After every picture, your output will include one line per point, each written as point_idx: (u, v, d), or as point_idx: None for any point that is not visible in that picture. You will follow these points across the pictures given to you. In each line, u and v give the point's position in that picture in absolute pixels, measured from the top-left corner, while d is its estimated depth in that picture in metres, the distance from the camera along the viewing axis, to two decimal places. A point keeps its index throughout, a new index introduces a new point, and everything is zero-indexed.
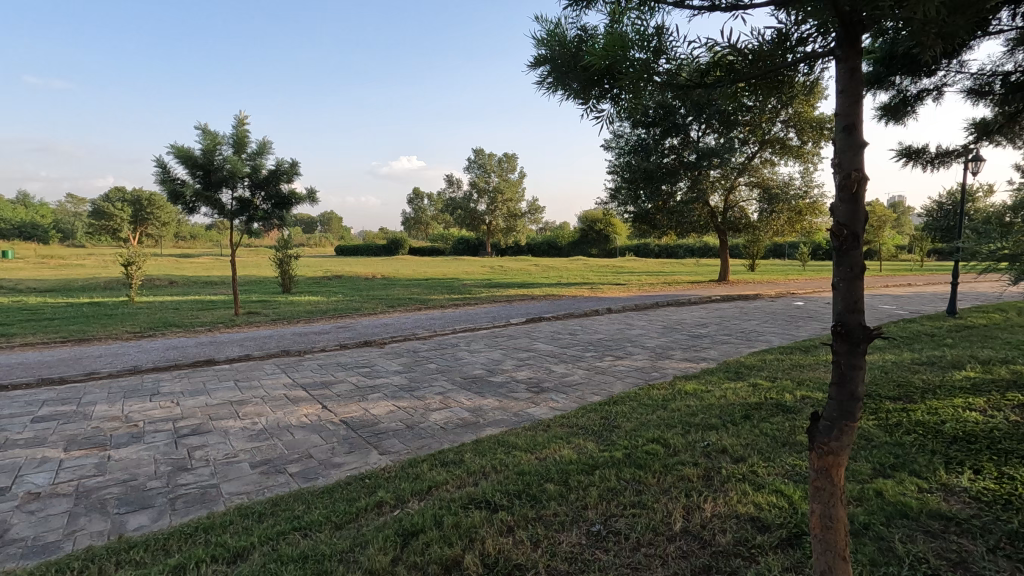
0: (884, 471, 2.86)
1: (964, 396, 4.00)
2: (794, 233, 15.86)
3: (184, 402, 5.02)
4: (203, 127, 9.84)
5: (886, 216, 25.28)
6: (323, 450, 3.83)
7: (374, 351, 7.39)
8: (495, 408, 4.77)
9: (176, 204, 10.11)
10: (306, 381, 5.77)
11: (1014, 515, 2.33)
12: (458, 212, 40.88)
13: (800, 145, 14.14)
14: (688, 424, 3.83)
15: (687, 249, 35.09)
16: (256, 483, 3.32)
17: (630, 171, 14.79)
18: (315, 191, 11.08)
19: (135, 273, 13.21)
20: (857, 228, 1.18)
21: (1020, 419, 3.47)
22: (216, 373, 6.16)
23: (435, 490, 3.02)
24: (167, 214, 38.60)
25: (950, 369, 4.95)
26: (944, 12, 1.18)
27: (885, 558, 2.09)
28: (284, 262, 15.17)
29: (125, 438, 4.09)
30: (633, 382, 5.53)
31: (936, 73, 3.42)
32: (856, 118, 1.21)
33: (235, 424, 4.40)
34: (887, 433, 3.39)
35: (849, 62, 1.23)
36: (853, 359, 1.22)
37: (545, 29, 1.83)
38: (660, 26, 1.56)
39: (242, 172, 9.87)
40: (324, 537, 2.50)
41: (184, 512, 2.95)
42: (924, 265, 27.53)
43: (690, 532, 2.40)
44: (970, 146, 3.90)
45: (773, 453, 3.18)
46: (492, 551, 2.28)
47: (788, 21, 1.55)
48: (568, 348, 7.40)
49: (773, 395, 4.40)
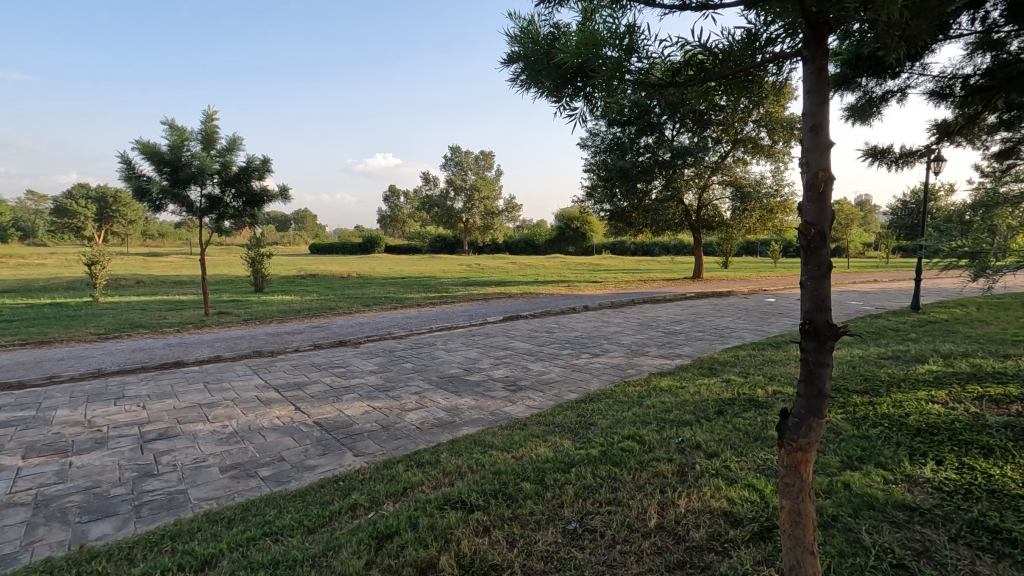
0: (851, 464, 2.93)
1: (926, 389, 4.13)
2: (766, 231, 16.19)
3: (151, 406, 4.88)
4: (170, 122, 9.63)
5: (853, 215, 26.02)
6: (296, 452, 3.77)
7: (349, 351, 7.30)
8: (472, 407, 4.75)
9: (142, 201, 9.82)
10: (279, 382, 5.67)
11: (974, 505, 2.41)
12: (435, 210, 40.67)
13: (771, 144, 14.42)
14: (664, 420, 3.87)
15: (661, 245, 35.51)
16: (225, 488, 3.24)
17: (606, 170, 14.94)
18: (288, 188, 10.88)
19: (99, 273, 12.76)
20: (824, 226, 1.20)
21: (979, 411, 3.58)
22: (185, 376, 6.00)
23: (410, 491, 2.99)
24: (133, 211, 37.49)
25: (914, 363, 5.09)
26: (905, 16, 1.21)
27: (853, 549, 2.14)
28: (256, 261, 14.84)
29: (88, 443, 3.96)
30: (608, 379, 5.57)
31: (900, 75, 3.49)
32: (822, 119, 1.22)
33: (204, 427, 4.29)
34: (854, 426, 3.47)
35: (815, 62, 1.24)
36: (820, 356, 1.23)
37: (518, 25, 1.81)
38: (632, 24, 1.55)
39: (212, 168, 9.63)
40: (296, 542, 2.45)
41: (150, 519, 2.87)
42: (889, 262, 28.42)
43: (664, 528, 2.42)
44: (933, 147, 4.02)
45: (745, 448, 3.23)
46: (468, 552, 2.26)
47: (758, 21, 1.57)
48: (545, 346, 7.43)
49: (746, 391, 4.47)
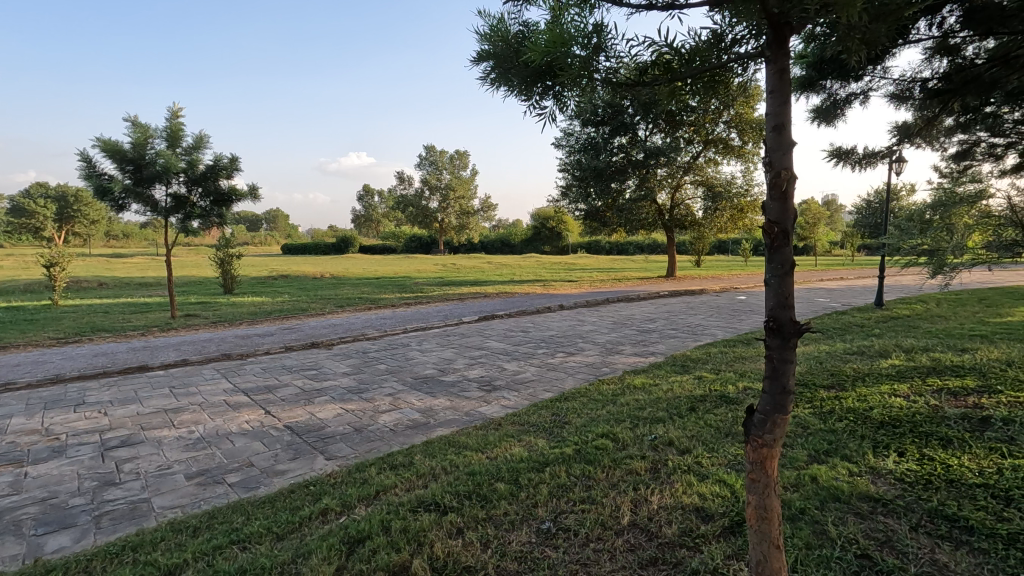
0: (818, 457, 3.00)
1: (888, 383, 4.26)
2: (737, 230, 16.50)
3: (113, 412, 4.71)
4: (133, 118, 9.35)
5: (820, 214, 26.70)
6: (265, 457, 3.68)
7: (321, 353, 7.18)
8: (446, 408, 4.72)
9: (103, 201, 9.48)
10: (248, 385, 5.54)
11: (934, 494, 2.49)
12: (410, 210, 40.31)
13: (741, 145, 14.71)
14: (637, 418, 3.91)
15: (636, 245, 36.03)
16: (191, 495, 3.15)
17: (580, 170, 15.06)
18: (257, 187, 10.65)
19: (59, 275, 12.28)
20: (787, 225, 1.21)
21: (938, 403, 3.71)
22: (149, 380, 5.81)
23: (383, 494, 2.94)
24: (95, 211, 36.26)
25: (877, 358, 5.25)
26: (866, 19, 1.23)
27: (819, 540, 2.19)
28: (225, 261, 14.48)
29: (45, 452, 3.80)
30: (583, 378, 5.59)
31: (863, 78, 3.58)
32: (785, 118, 1.24)
33: (169, 433, 4.16)
34: (822, 420, 3.56)
35: (778, 63, 1.26)
36: (783, 353, 1.25)
37: (487, 23, 1.78)
38: (600, 23, 1.55)
39: (177, 167, 9.36)
40: (264, 549, 2.39)
41: (110, 530, 2.76)
42: (854, 259, 29.24)
43: (637, 526, 2.44)
44: (894, 148, 4.13)
45: (716, 443, 3.28)
46: (441, 555, 2.24)
47: (723, 22, 1.58)
48: (520, 345, 7.43)
49: (717, 387, 4.56)
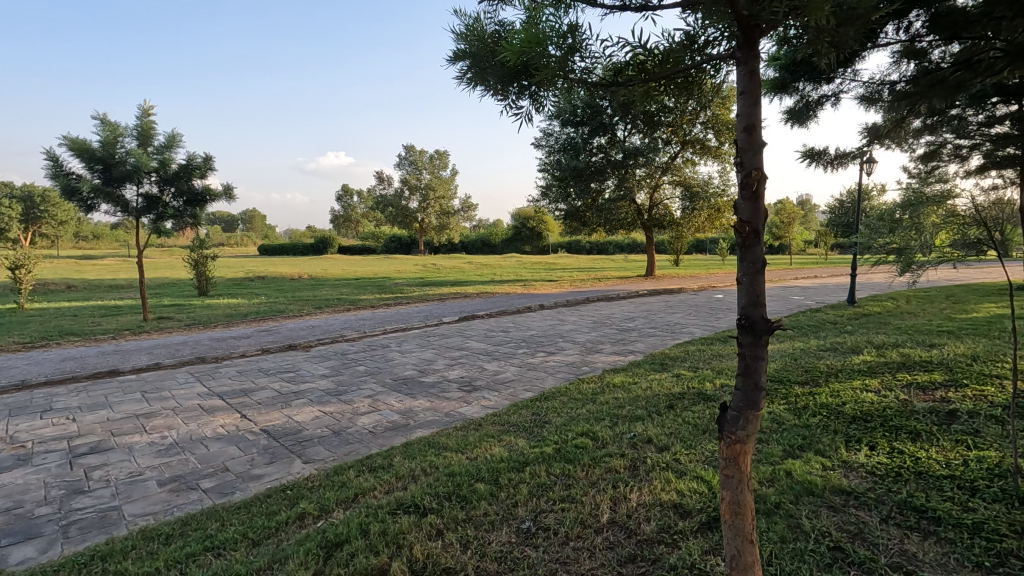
0: (793, 452, 3.05)
1: (860, 378, 4.37)
2: (715, 230, 16.72)
3: (82, 419, 4.58)
4: (102, 117, 9.10)
5: (795, 214, 27.13)
6: (241, 462, 3.61)
7: (299, 355, 7.08)
8: (426, 409, 4.70)
9: (71, 201, 9.21)
10: (223, 389, 5.44)
11: (904, 487, 2.55)
12: (389, 210, 39.97)
13: (718, 145, 14.91)
14: (616, 416, 3.93)
15: (616, 245, 36.32)
16: (163, 502, 3.08)
17: (560, 169, 15.12)
18: (232, 186, 10.46)
19: (24, 278, 11.89)
20: (758, 225, 1.23)
21: (908, 397, 3.81)
22: (119, 386, 5.65)
23: (361, 497, 2.91)
24: (63, 211, 35.18)
25: (850, 354, 5.37)
26: (834, 22, 1.26)
27: (794, 534, 2.22)
28: (199, 263, 14.18)
29: (9, 461, 3.68)
30: (563, 377, 5.62)
31: (834, 81, 3.66)
32: (756, 118, 1.25)
33: (141, 439, 4.06)
34: (796, 416, 3.63)
35: (748, 65, 1.28)
36: (756, 350, 1.27)
37: (463, 23, 1.77)
38: (574, 24, 1.56)
39: (149, 166, 9.14)
40: (239, 555, 2.34)
41: (79, 539, 2.68)
42: (828, 258, 29.79)
43: (616, 523, 2.45)
44: (864, 149, 4.23)
45: (694, 440, 3.32)
46: (420, 557, 2.22)
47: (696, 24, 1.59)
48: (501, 345, 7.43)
49: (695, 385, 4.61)
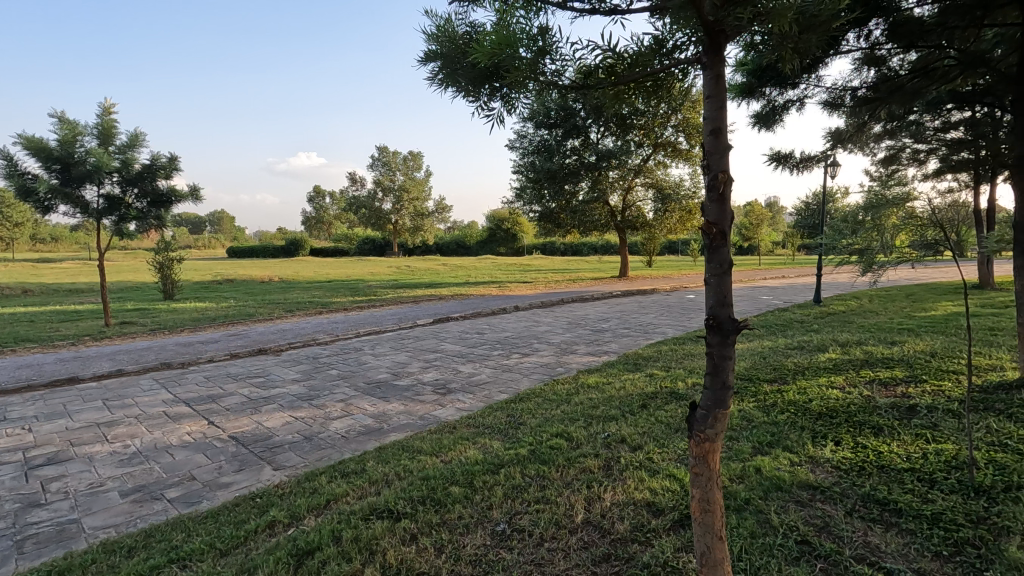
0: (762, 449, 3.12)
1: (826, 375, 4.49)
2: (686, 231, 16.98)
3: (38, 429, 4.39)
4: (59, 114, 8.76)
5: (764, 215, 27.73)
6: (208, 470, 3.52)
7: (269, 359, 6.94)
8: (400, 412, 4.66)
9: (27, 202, 8.85)
10: (190, 395, 5.29)
11: (867, 480, 2.63)
12: (362, 211, 39.49)
13: (689, 148, 15.16)
14: (590, 416, 3.96)
15: (590, 246, 36.59)
16: (125, 513, 2.97)
17: (534, 171, 15.17)
18: (198, 187, 10.19)
19: None
20: (724, 226, 1.25)
21: (871, 393, 3.93)
22: (80, 393, 5.44)
23: (334, 503, 2.87)
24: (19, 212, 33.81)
25: (816, 352, 5.51)
26: (795, 29, 1.30)
27: (763, 529, 2.27)
28: (164, 266, 13.78)
29: None
30: (538, 378, 5.63)
31: (799, 86, 3.76)
32: (721, 122, 1.28)
33: (102, 449, 3.92)
34: (765, 413, 3.71)
35: (714, 69, 1.30)
36: (724, 350, 1.29)
37: (434, 23, 1.76)
38: (544, 26, 1.57)
39: (110, 166, 8.84)
40: (205, 566, 2.28)
41: (35, 555, 2.57)
42: (795, 258, 30.51)
43: (590, 523, 2.47)
44: (828, 152, 4.35)
45: (666, 439, 3.36)
46: (393, 562, 2.20)
47: (664, 29, 1.62)
48: (475, 347, 7.40)
49: (667, 384, 4.67)
